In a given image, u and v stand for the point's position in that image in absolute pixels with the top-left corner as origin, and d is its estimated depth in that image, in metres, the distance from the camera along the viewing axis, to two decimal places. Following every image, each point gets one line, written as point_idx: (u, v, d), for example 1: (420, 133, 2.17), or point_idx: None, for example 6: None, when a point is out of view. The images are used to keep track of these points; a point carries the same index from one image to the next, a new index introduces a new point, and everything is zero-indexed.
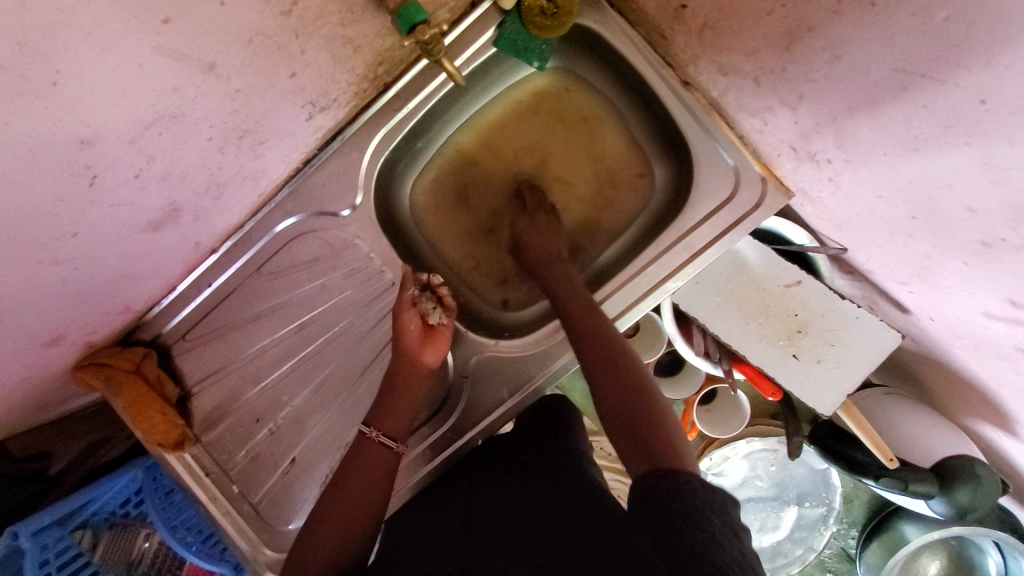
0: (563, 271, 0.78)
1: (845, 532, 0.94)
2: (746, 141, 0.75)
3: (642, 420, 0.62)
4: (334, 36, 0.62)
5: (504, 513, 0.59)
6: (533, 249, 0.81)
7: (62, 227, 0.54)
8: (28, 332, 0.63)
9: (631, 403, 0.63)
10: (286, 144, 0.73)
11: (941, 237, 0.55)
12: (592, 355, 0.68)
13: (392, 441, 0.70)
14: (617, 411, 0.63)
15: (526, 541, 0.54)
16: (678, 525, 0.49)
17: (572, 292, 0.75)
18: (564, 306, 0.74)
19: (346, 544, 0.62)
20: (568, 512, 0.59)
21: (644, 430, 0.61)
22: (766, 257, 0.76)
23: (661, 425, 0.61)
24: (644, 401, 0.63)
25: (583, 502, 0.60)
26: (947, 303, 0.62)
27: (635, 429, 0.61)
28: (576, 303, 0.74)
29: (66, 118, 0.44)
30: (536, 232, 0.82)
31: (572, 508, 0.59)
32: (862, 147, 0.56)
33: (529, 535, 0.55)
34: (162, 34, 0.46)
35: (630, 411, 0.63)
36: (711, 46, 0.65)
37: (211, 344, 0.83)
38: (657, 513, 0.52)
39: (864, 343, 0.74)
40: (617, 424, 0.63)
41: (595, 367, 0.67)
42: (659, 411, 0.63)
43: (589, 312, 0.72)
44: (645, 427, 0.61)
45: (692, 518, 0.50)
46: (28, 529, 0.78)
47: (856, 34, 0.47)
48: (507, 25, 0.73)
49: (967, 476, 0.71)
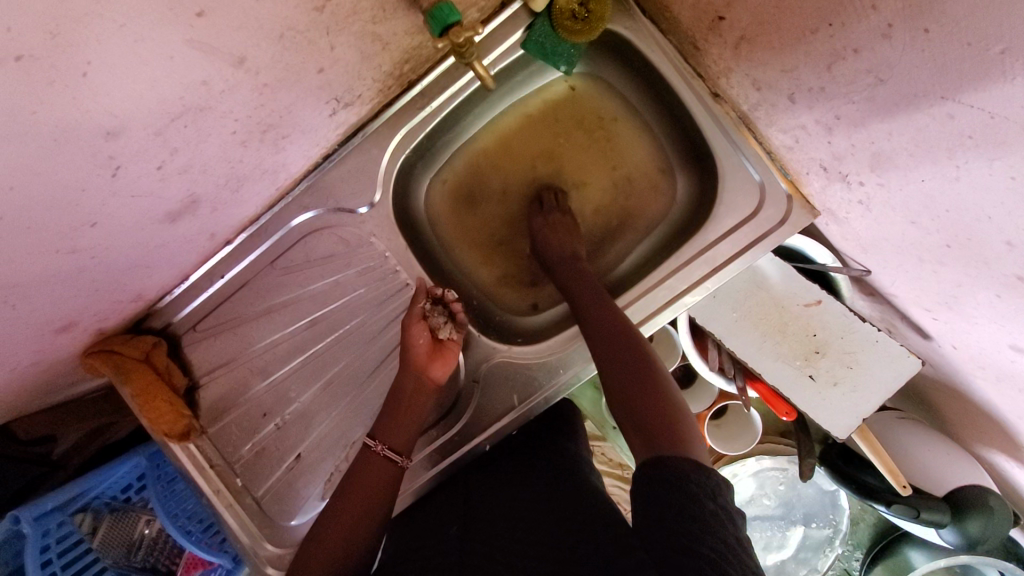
0: (580, 274, 0.77)
1: (849, 553, 0.94)
2: (774, 156, 0.74)
3: (656, 415, 0.59)
4: (364, 33, 0.61)
5: (509, 529, 0.58)
6: (553, 251, 0.80)
7: (81, 216, 0.53)
8: (41, 318, 0.63)
9: (644, 400, 0.60)
10: (307, 139, 0.72)
11: (975, 266, 0.54)
12: (607, 351, 0.66)
13: (397, 454, 0.69)
14: (629, 408, 0.60)
15: (527, 559, 0.52)
16: (675, 523, 0.47)
17: (594, 291, 0.74)
18: (581, 309, 0.73)
19: (349, 553, 0.61)
20: (566, 518, 0.57)
21: (658, 424, 0.57)
22: (786, 275, 0.75)
23: (675, 417, 0.58)
24: (658, 400, 0.60)
25: (581, 504, 0.59)
26: (973, 333, 0.61)
27: (648, 426, 0.58)
28: (594, 304, 0.72)
29: (93, 108, 0.44)
30: (555, 234, 0.81)
31: (569, 513, 0.58)
32: (897, 171, 0.55)
33: (525, 550, 0.54)
34: (195, 27, 0.45)
35: (638, 404, 0.60)
36: (746, 60, 0.64)
37: (221, 336, 0.82)
38: (654, 509, 0.49)
39: (883, 367, 0.73)
40: (628, 424, 0.60)
41: (609, 364, 0.65)
42: (675, 408, 0.60)
43: (610, 311, 0.70)
44: (656, 422, 0.58)
45: (689, 516, 0.47)
46: (29, 513, 0.78)
47: (905, 59, 0.46)
48: (536, 28, 0.72)
49: (981, 507, 0.70)
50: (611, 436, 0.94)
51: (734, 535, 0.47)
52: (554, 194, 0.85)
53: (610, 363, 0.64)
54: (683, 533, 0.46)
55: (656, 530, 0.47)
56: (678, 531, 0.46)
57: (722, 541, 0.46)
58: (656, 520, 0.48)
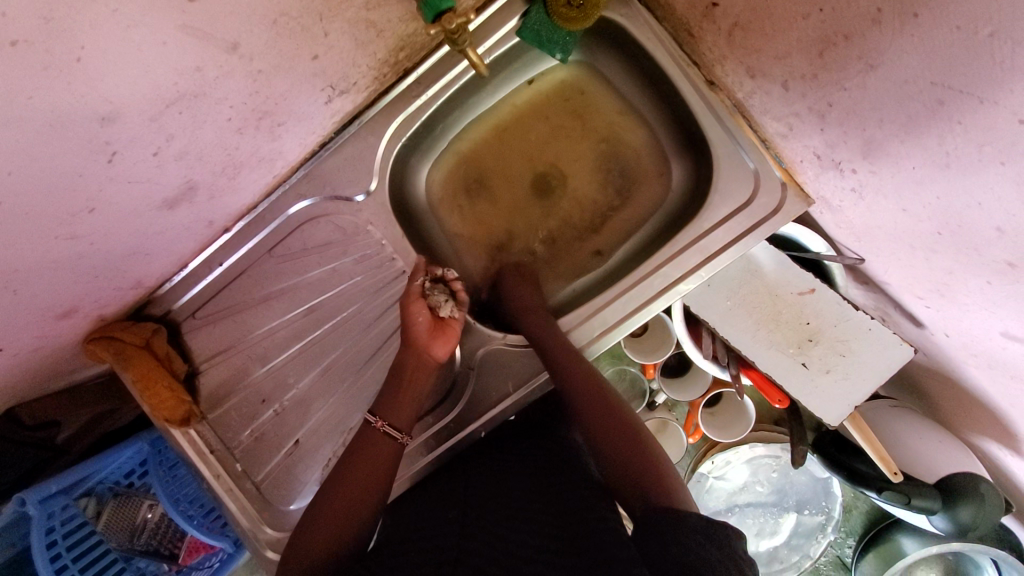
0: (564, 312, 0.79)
1: (842, 540, 0.94)
2: (768, 145, 0.74)
3: (645, 469, 0.62)
4: (357, 20, 0.61)
5: (499, 508, 0.59)
6: (528, 296, 0.81)
7: (80, 202, 0.54)
8: (43, 303, 0.64)
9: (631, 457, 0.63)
10: (303, 127, 0.73)
11: (966, 254, 0.54)
12: (590, 412, 0.67)
13: (398, 431, 0.70)
14: (617, 464, 0.63)
15: (534, 539, 0.55)
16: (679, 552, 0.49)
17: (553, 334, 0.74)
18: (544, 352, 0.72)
19: (348, 523, 0.62)
20: (562, 513, 0.58)
21: (648, 479, 0.60)
22: (780, 264, 0.76)
23: (663, 472, 0.61)
24: (642, 455, 0.63)
25: (578, 502, 0.60)
26: (964, 319, 0.61)
27: (640, 480, 0.60)
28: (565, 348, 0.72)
29: (89, 94, 0.44)
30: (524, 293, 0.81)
31: (561, 507, 0.59)
32: (890, 159, 0.55)
33: (508, 524, 0.57)
34: (188, 12, 0.45)
35: (626, 468, 0.62)
36: (741, 47, 0.64)
37: (220, 323, 0.83)
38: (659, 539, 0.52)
39: (875, 354, 0.73)
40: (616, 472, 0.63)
41: (595, 428, 0.66)
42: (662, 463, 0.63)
43: (574, 360, 0.71)
44: (645, 475, 0.61)
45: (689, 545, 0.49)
46: (34, 496, 0.79)
47: (895, 45, 0.46)
48: (531, 16, 0.72)
49: (972, 494, 0.70)
50: None
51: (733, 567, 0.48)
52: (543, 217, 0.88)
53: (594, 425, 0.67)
54: (682, 561, 0.48)
55: (658, 557, 0.50)
56: (680, 557, 0.48)
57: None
58: (661, 547, 0.51)
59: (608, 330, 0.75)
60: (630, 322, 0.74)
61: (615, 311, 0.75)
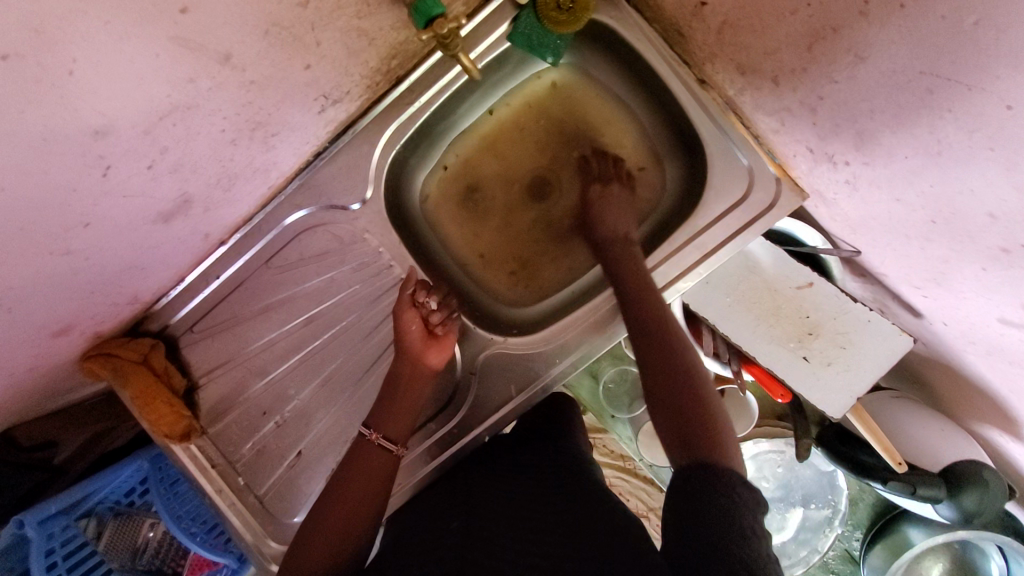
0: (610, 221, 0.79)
1: (849, 534, 0.94)
2: (761, 141, 0.74)
3: (687, 406, 0.60)
4: (349, 28, 0.61)
5: (500, 515, 0.59)
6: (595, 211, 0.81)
7: (75, 217, 0.53)
8: (37, 322, 0.63)
9: (677, 384, 0.62)
10: (297, 136, 0.73)
11: (961, 241, 0.54)
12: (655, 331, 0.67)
13: (392, 443, 0.70)
14: (664, 390, 0.62)
15: (532, 537, 0.55)
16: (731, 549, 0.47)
17: (628, 248, 0.76)
18: (609, 255, 0.77)
19: (349, 536, 0.63)
20: (562, 513, 0.59)
21: (693, 427, 0.58)
22: (778, 259, 0.76)
23: (713, 427, 0.58)
24: (696, 400, 0.61)
25: (581, 503, 0.60)
26: (962, 307, 0.62)
27: (683, 433, 0.58)
28: (624, 254, 0.76)
29: (81, 108, 0.44)
30: (615, 209, 0.80)
31: (565, 508, 0.60)
32: (882, 150, 0.55)
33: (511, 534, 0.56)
34: (179, 23, 0.45)
35: (684, 418, 0.59)
36: (730, 44, 0.64)
37: (218, 337, 0.83)
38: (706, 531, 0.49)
39: (875, 346, 0.73)
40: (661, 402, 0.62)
41: (642, 347, 0.67)
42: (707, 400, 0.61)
43: (637, 277, 0.72)
44: (689, 412, 0.60)
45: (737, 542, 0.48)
46: (33, 518, 0.78)
47: (881, 36, 0.46)
48: (522, 20, 0.72)
49: (975, 480, 0.70)
50: (613, 426, 0.94)
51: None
52: (541, 219, 0.88)
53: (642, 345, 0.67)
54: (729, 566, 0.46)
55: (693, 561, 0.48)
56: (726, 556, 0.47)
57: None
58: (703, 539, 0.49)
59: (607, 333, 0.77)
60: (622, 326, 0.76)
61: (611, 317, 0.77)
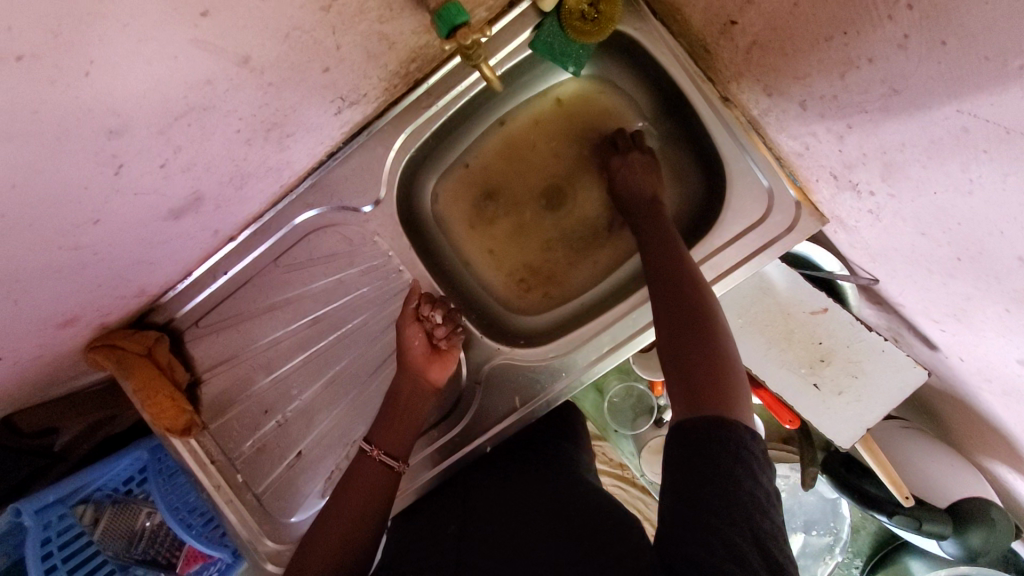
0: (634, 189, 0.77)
1: (848, 562, 0.92)
2: (783, 162, 0.73)
3: (699, 355, 0.57)
4: (370, 33, 0.60)
5: (503, 518, 0.61)
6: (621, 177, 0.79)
7: (85, 214, 0.53)
8: (44, 314, 0.63)
9: (691, 333, 0.59)
10: (312, 137, 0.72)
11: (985, 281, 0.53)
12: (674, 281, 0.65)
13: (393, 459, 0.69)
14: (681, 338, 0.59)
15: (526, 543, 0.55)
16: (711, 503, 0.46)
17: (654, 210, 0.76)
18: (638, 222, 0.76)
19: (345, 554, 0.62)
20: (558, 515, 0.59)
21: (700, 371, 0.55)
22: (793, 283, 0.74)
23: (723, 377, 0.55)
24: (708, 347, 0.58)
25: (576, 504, 0.60)
26: (980, 346, 0.60)
27: (690, 379, 0.55)
28: (650, 221, 0.74)
29: (96, 109, 0.43)
30: (638, 174, 0.77)
31: (560, 510, 0.60)
32: (909, 182, 0.53)
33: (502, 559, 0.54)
34: (199, 27, 0.44)
35: (695, 364, 0.56)
36: (757, 64, 0.63)
37: (223, 333, 0.83)
38: (692, 496, 0.47)
39: (887, 377, 0.72)
40: (670, 352, 0.59)
41: (663, 299, 0.64)
42: (725, 353, 0.57)
43: (663, 239, 0.71)
44: (701, 360, 0.56)
45: (715, 498, 0.46)
46: (30, 507, 0.78)
47: (919, 70, 0.45)
48: (545, 28, 0.70)
49: (983, 519, 0.70)
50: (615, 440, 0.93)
51: (770, 534, 0.46)
52: (554, 225, 0.87)
53: (662, 297, 0.64)
54: (710, 524, 0.45)
55: (677, 516, 0.48)
56: (709, 515, 0.46)
57: (748, 533, 0.45)
58: (684, 497, 0.48)
59: (615, 348, 0.76)
60: (630, 344, 0.75)
61: (619, 331, 0.76)
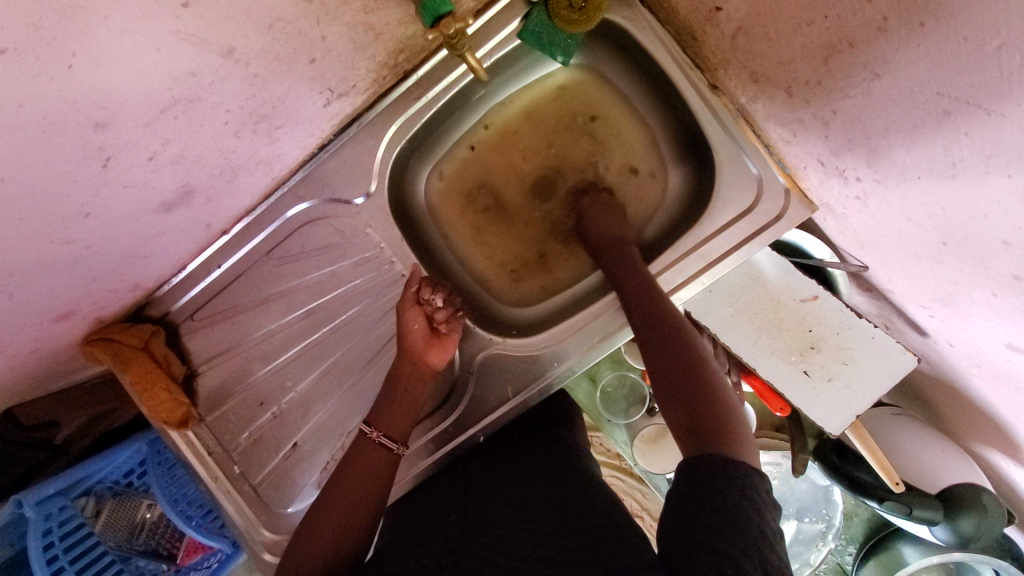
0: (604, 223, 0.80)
1: (842, 548, 0.93)
2: (771, 150, 0.73)
3: (698, 398, 0.58)
4: (356, 23, 0.60)
5: (503, 507, 0.61)
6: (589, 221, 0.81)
7: (75, 207, 0.53)
8: (38, 308, 0.63)
9: (679, 373, 0.61)
10: (301, 130, 0.72)
11: (973, 265, 0.53)
12: (652, 320, 0.66)
13: (393, 442, 0.70)
14: (668, 380, 0.61)
15: (521, 531, 0.56)
16: (716, 526, 0.46)
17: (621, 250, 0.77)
18: (608, 261, 0.77)
19: (344, 541, 0.63)
20: (553, 507, 0.59)
21: (697, 410, 0.57)
22: (783, 271, 0.75)
23: (720, 415, 0.56)
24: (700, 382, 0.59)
25: (577, 497, 0.61)
26: (969, 330, 0.61)
27: (689, 422, 0.56)
28: (623, 261, 0.75)
29: (81, 100, 0.44)
30: (603, 217, 0.81)
31: (558, 501, 0.60)
32: (895, 168, 0.54)
33: (501, 548, 0.54)
34: (181, 18, 0.44)
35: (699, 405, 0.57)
36: (744, 51, 0.63)
37: (218, 326, 0.83)
38: (697, 518, 0.48)
39: (878, 363, 0.72)
40: (663, 390, 0.61)
41: (647, 346, 0.65)
42: (720, 395, 0.58)
43: (642, 279, 0.71)
44: (692, 402, 0.58)
45: (721, 524, 0.46)
46: (32, 498, 0.80)
47: (901, 54, 0.44)
48: (533, 18, 0.70)
49: (973, 505, 0.69)
50: (609, 429, 0.94)
51: (778, 567, 0.46)
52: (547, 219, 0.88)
53: (646, 340, 0.65)
54: (716, 548, 0.45)
55: (682, 539, 0.48)
56: (715, 538, 0.46)
57: (756, 562, 0.45)
58: (689, 523, 0.48)
59: (609, 336, 0.76)
60: None
61: (605, 325, 0.76)
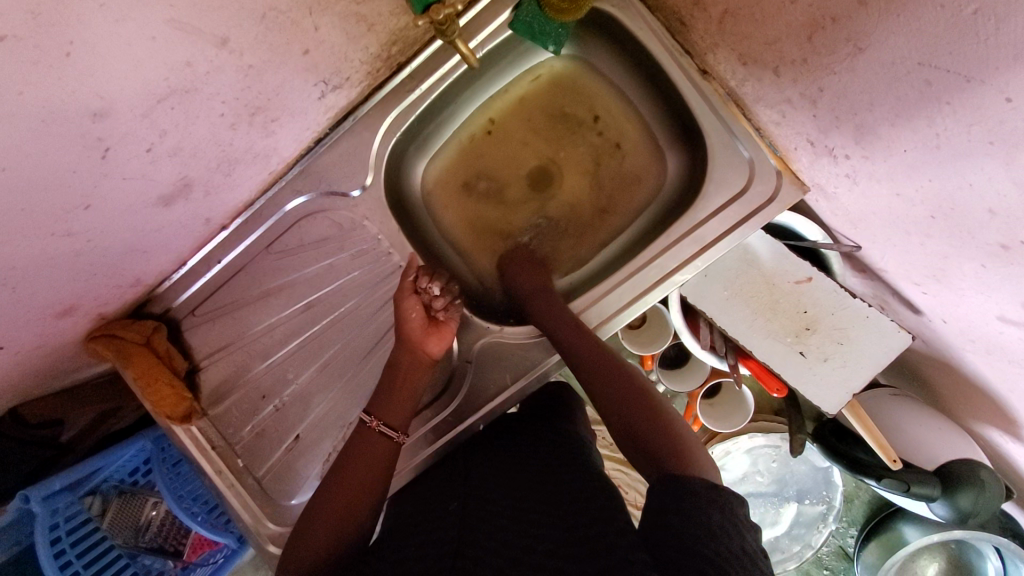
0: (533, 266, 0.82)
1: (844, 530, 0.94)
2: (762, 133, 0.74)
3: (651, 429, 0.60)
4: (347, 14, 0.62)
5: (503, 496, 0.61)
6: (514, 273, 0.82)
7: (76, 198, 0.54)
8: (41, 302, 0.64)
9: (618, 414, 0.63)
10: (297, 123, 0.73)
11: (961, 237, 0.53)
12: (591, 361, 0.67)
13: (392, 430, 0.71)
14: (619, 419, 0.63)
15: (523, 520, 0.56)
16: (701, 533, 0.47)
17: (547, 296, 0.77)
18: (534, 306, 0.76)
19: (344, 531, 0.63)
20: (551, 494, 0.60)
21: (654, 440, 0.59)
22: (778, 253, 0.75)
23: (677, 443, 0.58)
24: (652, 416, 0.62)
25: (577, 483, 0.61)
26: (961, 304, 0.61)
27: (651, 452, 0.58)
28: (548, 306, 0.75)
29: (79, 89, 0.45)
30: (524, 271, 0.82)
31: (557, 489, 0.60)
32: (882, 143, 0.54)
33: (501, 535, 0.54)
34: (175, 6, 0.45)
35: (665, 437, 0.59)
36: (731, 34, 0.64)
37: (220, 320, 0.84)
38: (681, 525, 0.48)
39: (873, 342, 0.73)
40: (617, 421, 0.63)
41: (593, 386, 0.66)
42: (674, 426, 0.61)
43: (570, 322, 0.71)
44: (648, 435, 0.60)
45: (705, 531, 0.47)
46: (39, 493, 0.80)
47: (881, 27, 0.45)
48: (523, 8, 0.71)
49: (972, 481, 0.70)
50: None
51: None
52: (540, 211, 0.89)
53: (592, 380, 0.66)
54: (702, 553, 0.46)
55: (661, 540, 0.48)
56: (700, 544, 0.46)
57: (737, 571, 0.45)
58: (674, 525, 0.48)
59: (603, 323, 0.75)
60: (642, 302, 0.74)
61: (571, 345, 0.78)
